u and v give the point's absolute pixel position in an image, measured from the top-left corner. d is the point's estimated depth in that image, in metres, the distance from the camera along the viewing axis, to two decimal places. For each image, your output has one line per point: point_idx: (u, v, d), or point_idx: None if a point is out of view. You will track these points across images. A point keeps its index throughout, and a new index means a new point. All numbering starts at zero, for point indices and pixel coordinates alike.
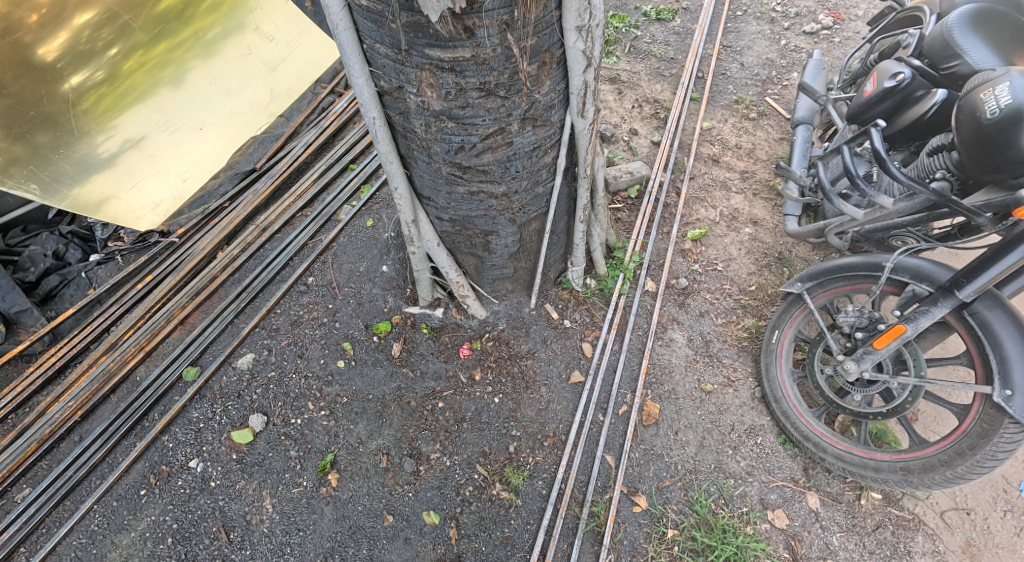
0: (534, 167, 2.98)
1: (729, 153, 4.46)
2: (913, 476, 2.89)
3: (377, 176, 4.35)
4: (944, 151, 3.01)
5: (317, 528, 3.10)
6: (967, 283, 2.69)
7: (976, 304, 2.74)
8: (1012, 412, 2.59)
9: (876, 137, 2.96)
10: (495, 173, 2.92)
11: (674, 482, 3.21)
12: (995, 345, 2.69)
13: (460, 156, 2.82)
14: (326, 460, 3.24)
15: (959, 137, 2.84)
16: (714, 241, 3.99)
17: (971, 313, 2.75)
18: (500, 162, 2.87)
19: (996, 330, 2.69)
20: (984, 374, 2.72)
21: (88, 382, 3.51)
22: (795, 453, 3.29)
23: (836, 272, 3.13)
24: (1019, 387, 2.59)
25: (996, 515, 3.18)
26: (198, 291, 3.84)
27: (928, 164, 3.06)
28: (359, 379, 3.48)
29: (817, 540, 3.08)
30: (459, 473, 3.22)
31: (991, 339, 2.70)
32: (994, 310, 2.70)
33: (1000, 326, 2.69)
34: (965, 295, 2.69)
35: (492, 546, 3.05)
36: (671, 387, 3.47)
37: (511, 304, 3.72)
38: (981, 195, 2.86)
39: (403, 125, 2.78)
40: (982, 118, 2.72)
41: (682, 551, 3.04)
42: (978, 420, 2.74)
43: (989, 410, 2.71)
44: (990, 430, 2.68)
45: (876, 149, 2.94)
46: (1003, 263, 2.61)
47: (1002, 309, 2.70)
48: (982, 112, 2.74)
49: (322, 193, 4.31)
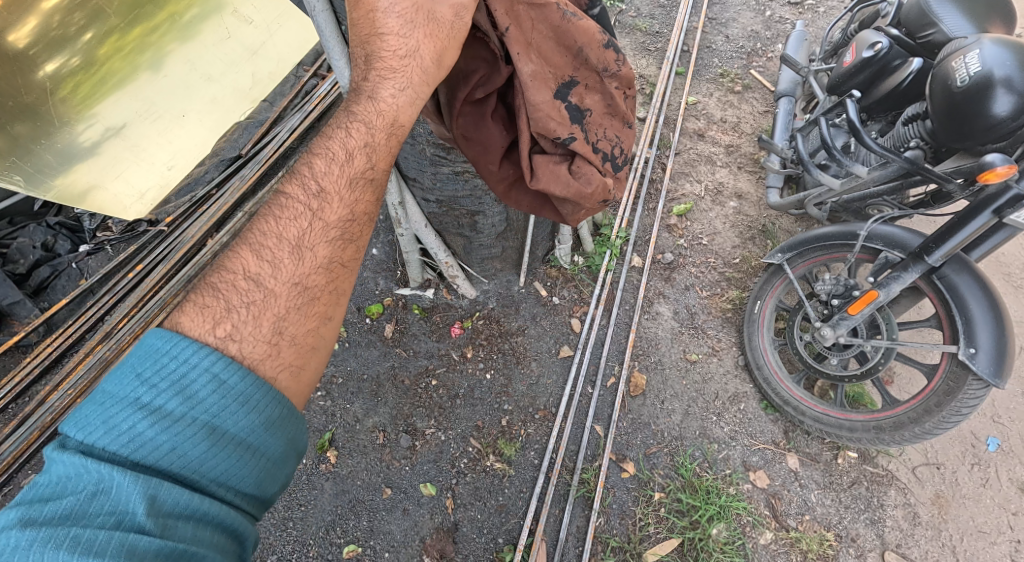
0: None
1: (715, 127, 4.49)
2: (885, 434, 3.02)
3: None
4: (918, 119, 3.08)
5: (319, 502, 3.24)
6: (936, 248, 2.75)
7: (946, 268, 2.84)
8: (976, 369, 2.70)
9: (851, 106, 2.94)
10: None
11: (660, 448, 3.36)
12: (962, 306, 2.80)
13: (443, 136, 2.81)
14: (325, 438, 3.35)
15: (932, 107, 2.91)
16: (700, 216, 4.06)
17: (939, 277, 2.86)
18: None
19: (962, 292, 2.80)
20: (951, 335, 2.83)
21: (86, 370, 3.48)
22: (776, 417, 3.44)
23: (814, 243, 3.21)
24: (982, 346, 2.71)
25: (964, 469, 3.36)
26: (191, 279, 3.83)
27: (903, 133, 3.15)
28: (353, 360, 3.57)
29: (795, 498, 3.27)
30: (454, 447, 3.35)
31: (958, 301, 2.81)
32: (961, 273, 2.81)
33: (966, 288, 2.80)
34: (934, 261, 2.77)
35: (487, 513, 3.20)
36: (658, 358, 3.59)
37: (500, 283, 3.78)
38: (952, 161, 2.94)
39: None
40: (953, 86, 2.77)
41: (668, 513, 3.21)
42: (946, 378, 2.85)
43: (955, 368, 2.82)
44: (956, 387, 2.80)
45: (852, 119, 2.90)
46: (970, 228, 2.66)
47: (968, 272, 2.81)
48: (953, 80, 2.78)
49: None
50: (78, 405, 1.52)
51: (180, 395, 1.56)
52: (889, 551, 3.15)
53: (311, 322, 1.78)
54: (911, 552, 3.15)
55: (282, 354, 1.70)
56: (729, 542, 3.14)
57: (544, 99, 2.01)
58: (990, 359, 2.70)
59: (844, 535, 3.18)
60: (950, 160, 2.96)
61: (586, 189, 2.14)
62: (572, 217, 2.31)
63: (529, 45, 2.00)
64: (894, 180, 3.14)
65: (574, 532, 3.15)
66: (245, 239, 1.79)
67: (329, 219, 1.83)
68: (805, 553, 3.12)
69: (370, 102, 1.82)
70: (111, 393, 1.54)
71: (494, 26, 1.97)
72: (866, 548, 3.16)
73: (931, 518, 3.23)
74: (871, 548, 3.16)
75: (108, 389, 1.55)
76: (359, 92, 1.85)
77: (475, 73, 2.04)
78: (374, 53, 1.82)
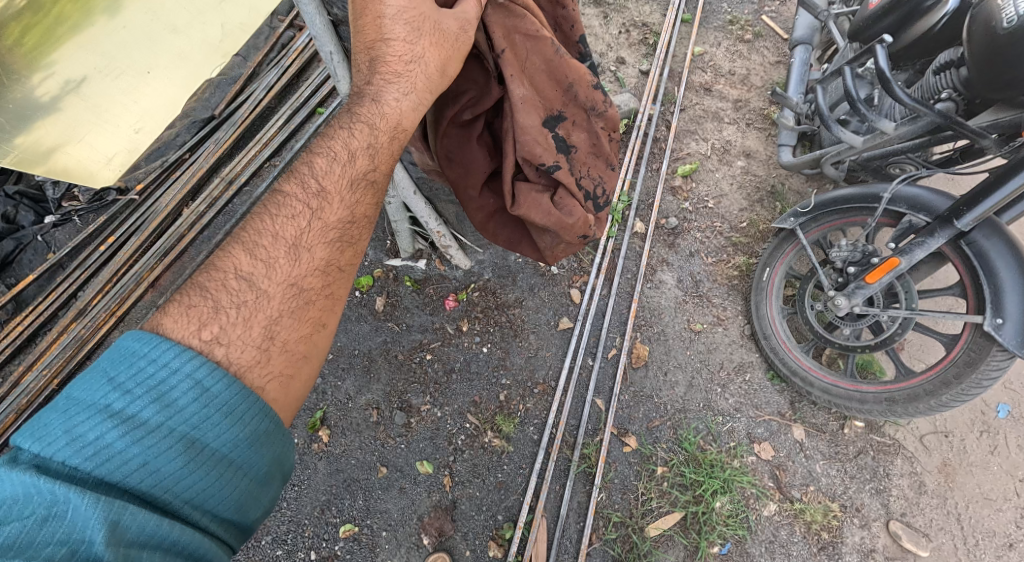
0: None
1: (722, 81, 4.26)
2: (897, 406, 2.92)
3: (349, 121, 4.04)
4: (952, 68, 2.87)
5: (312, 482, 3.13)
6: (966, 212, 2.61)
7: (975, 234, 2.71)
8: (1001, 340, 2.59)
9: (881, 54, 2.69)
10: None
11: (664, 421, 3.26)
12: (990, 274, 2.66)
13: None
14: (316, 417, 3.22)
15: (970, 51, 2.62)
16: (706, 176, 3.88)
17: (967, 242, 2.72)
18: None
19: (991, 258, 2.66)
20: (977, 305, 2.71)
21: (61, 350, 3.34)
22: (782, 388, 3.34)
23: (830, 206, 3.07)
24: (1010, 316, 2.58)
25: (973, 437, 3.28)
26: (167, 251, 3.62)
27: (935, 84, 2.95)
28: (343, 335, 3.41)
29: (800, 469, 3.19)
30: (451, 424, 3.23)
31: (986, 268, 2.67)
32: (991, 238, 2.67)
33: (996, 254, 2.66)
34: (963, 225, 2.63)
35: (486, 491, 3.10)
36: (661, 328, 3.46)
37: (496, 253, 3.60)
38: (988, 115, 2.78)
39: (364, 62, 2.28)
40: (998, 29, 2.45)
41: (671, 487, 3.14)
42: (966, 348, 2.75)
43: (978, 338, 2.72)
44: (978, 357, 2.70)
45: (880, 68, 2.67)
46: (1004, 191, 2.52)
47: (999, 238, 2.66)
48: (999, 21, 2.45)
49: (290, 141, 4.01)
50: (38, 411, 1.45)
51: (157, 404, 1.52)
52: (894, 520, 3.10)
53: (305, 329, 1.76)
54: (916, 522, 3.10)
55: (271, 359, 1.68)
56: (733, 515, 3.08)
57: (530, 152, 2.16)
58: (1017, 330, 2.57)
59: (849, 505, 3.13)
60: (986, 114, 2.79)
61: (566, 219, 2.24)
62: (548, 252, 2.43)
63: (522, 72, 2.16)
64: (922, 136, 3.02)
65: (575, 508, 3.07)
66: (237, 239, 1.77)
67: (330, 219, 1.84)
68: (809, 524, 3.06)
69: (375, 105, 1.89)
70: (78, 400, 1.49)
71: (491, 46, 2.13)
72: (870, 518, 3.10)
73: (937, 487, 3.17)
74: (876, 518, 3.11)
75: (75, 396, 1.49)
76: (362, 95, 1.92)
77: (464, 95, 2.18)
78: (380, 58, 1.91)
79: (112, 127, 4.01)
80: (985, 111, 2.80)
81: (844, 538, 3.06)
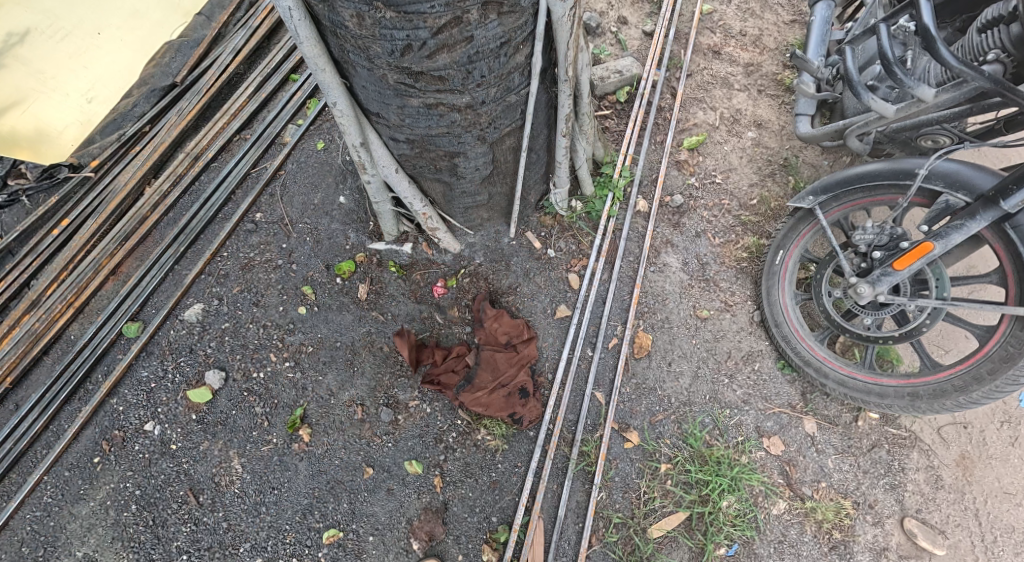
0: (503, 69, 2.46)
1: (732, 43, 3.93)
2: (921, 402, 2.70)
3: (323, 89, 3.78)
4: (999, 25, 2.59)
5: (293, 485, 2.91)
6: (1015, 192, 2.39)
7: (1021, 217, 2.44)
8: None
9: (924, 8, 2.41)
10: (455, 80, 2.39)
11: (668, 415, 3.03)
12: None
13: (407, 58, 2.26)
14: (296, 415, 3.00)
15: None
16: (714, 149, 3.59)
17: (1013, 226, 2.46)
18: (461, 65, 2.33)
19: None
20: (1017, 295, 2.48)
21: (14, 345, 3.15)
22: (792, 378, 3.11)
23: (856, 184, 2.79)
24: None
25: (993, 428, 3.01)
26: (128, 235, 3.38)
27: (978, 43, 2.65)
28: (324, 326, 3.18)
29: (811, 465, 2.95)
30: (441, 420, 3.01)
31: None
32: None
33: None
34: (1011, 206, 2.41)
35: (479, 491, 2.90)
36: (665, 316, 3.22)
37: (488, 235, 3.38)
38: None
39: (330, 18, 2.19)
40: None
41: (675, 485, 2.92)
42: (1003, 343, 2.52)
43: (1017, 332, 2.48)
44: (1016, 353, 2.46)
45: (924, 25, 2.37)
46: None
47: None
48: None
49: (260, 112, 3.74)
50: None
51: None
52: (909, 517, 2.85)
53: None
54: (932, 518, 2.85)
55: None
56: (740, 515, 2.86)
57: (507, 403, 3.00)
58: None
59: (862, 502, 2.88)
60: None
61: None
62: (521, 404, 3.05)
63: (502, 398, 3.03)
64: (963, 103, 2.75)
65: (573, 508, 2.87)
66: None
67: None
68: (820, 523, 2.83)
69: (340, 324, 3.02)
70: None
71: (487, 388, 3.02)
72: (884, 515, 2.86)
73: (955, 481, 2.92)
74: (890, 514, 2.86)
75: None
76: None
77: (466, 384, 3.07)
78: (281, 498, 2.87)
79: (66, 98, 3.79)
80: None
81: (856, 536, 2.82)
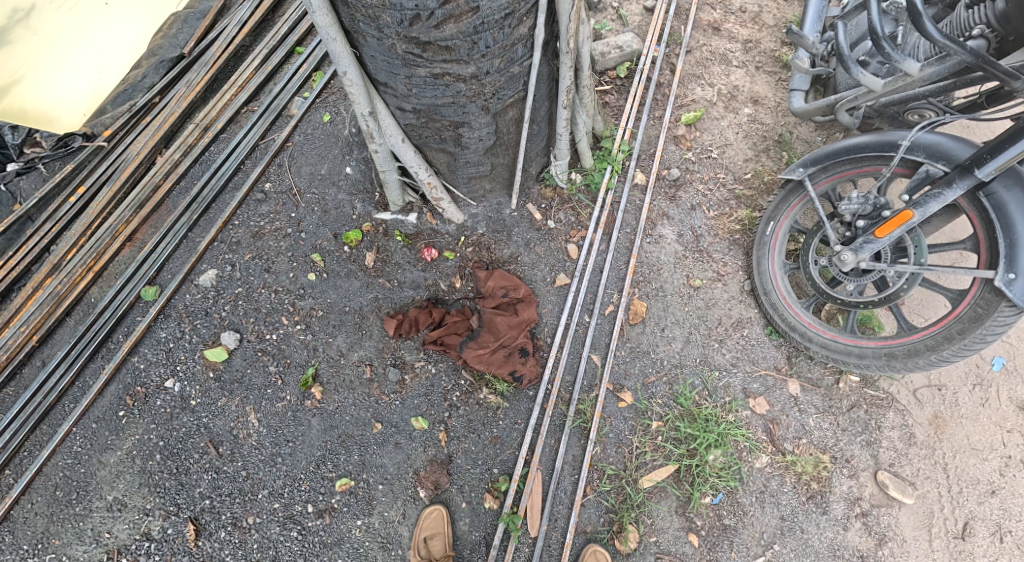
0: (507, 41, 2.55)
1: (732, 19, 4.00)
2: (897, 361, 2.87)
3: (330, 61, 3.88)
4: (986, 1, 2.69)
5: (306, 439, 3.11)
6: (989, 161, 2.52)
7: (994, 186, 2.59)
8: (1011, 295, 2.52)
9: None
10: (460, 51, 2.48)
11: (660, 377, 3.22)
12: (1007, 227, 2.57)
13: (415, 28, 2.35)
14: (308, 374, 3.17)
15: None
16: (711, 125, 3.69)
17: (987, 195, 2.61)
18: (466, 35, 2.42)
19: (1010, 211, 2.56)
20: (988, 260, 2.64)
21: (37, 306, 3.31)
22: (780, 343, 3.27)
23: (843, 155, 2.92)
24: (1022, 271, 2.51)
25: (966, 390, 3.17)
26: (142, 203, 3.50)
27: (965, 19, 2.75)
28: (333, 292, 3.33)
29: (793, 422, 3.14)
30: (445, 380, 3.19)
31: (1003, 222, 2.57)
32: (1012, 190, 2.56)
33: (1015, 207, 2.55)
34: (984, 175, 2.55)
35: (481, 445, 3.10)
36: (659, 284, 3.37)
37: (490, 206, 3.50)
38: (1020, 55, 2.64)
39: None
40: None
41: (665, 441, 3.12)
42: (973, 304, 2.69)
43: (987, 294, 2.65)
44: (984, 314, 2.64)
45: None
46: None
47: (1020, 189, 2.55)
48: None
49: (267, 84, 3.84)
50: None
51: None
52: (882, 470, 3.05)
53: None
54: (903, 472, 3.04)
55: None
56: (725, 467, 3.07)
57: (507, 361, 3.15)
58: None
59: (839, 457, 3.07)
60: (1017, 54, 2.65)
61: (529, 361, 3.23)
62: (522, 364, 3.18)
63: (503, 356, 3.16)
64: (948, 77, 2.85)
65: (570, 461, 3.08)
66: None
67: None
68: (799, 476, 3.04)
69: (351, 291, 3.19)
70: None
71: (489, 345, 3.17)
72: (859, 468, 3.06)
73: (927, 439, 3.09)
74: (865, 468, 3.05)
75: None
76: None
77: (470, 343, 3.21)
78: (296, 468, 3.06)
79: (76, 70, 3.95)
80: (1018, 50, 2.66)
81: (832, 487, 3.03)
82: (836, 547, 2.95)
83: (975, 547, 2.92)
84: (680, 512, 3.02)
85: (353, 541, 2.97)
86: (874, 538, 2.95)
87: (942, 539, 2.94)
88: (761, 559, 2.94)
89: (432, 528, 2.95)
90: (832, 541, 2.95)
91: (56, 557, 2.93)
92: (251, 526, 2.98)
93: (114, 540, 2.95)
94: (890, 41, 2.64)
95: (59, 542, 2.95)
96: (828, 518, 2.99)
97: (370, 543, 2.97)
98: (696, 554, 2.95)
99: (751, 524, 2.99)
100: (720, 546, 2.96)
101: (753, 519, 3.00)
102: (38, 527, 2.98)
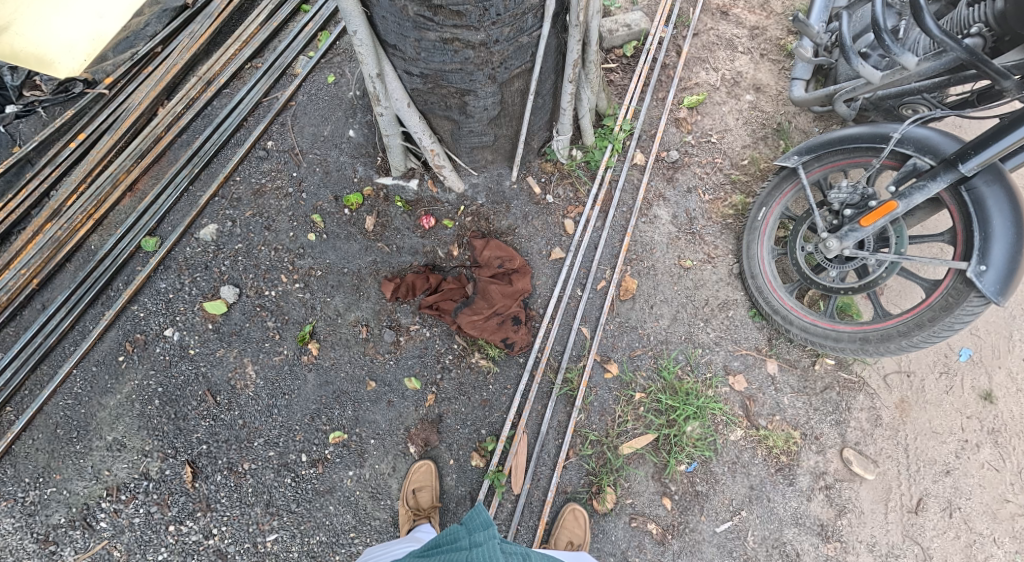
0: (518, 10, 2.54)
1: (741, 4, 4.00)
2: (870, 345, 2.99)
3: (335, 22, 3.88)
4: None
5: (302, 392, 3.22)
6: (973, 156, 2.60)
7: (974, 180, 2.69)
8: (981, 285, 2.65)
9: None
10: (471, 16, 2.47)
11: (646, 351, 3.34)
12: (983, 221, 2.67)
13: None
14: (305, 331, 3.26)
15: None
16: (712, 109, 3.73)
17: (967, 188, 2.71)
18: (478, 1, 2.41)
19: (987, 205, 2.66)
20: (962, 253, 2.75)
21: (37, 250, 3.35)
22: (761, 325, 3.40)
23: (837, 145, 2.99)
24: (993, 263, 2.63)
25: (932, 377, 3.32)
26: (143, 153, 3.54)
27: (965, 17, 2.79)
28: (332, 253, 3.39)
29: (769, 400, 3.29)
30: (439, 343, 3.30)
31: (980, 216, 2.68)
32: (991, 185, 2.66)
33: (993, 202, 2.66)
34: (967, 170, 2.63)
35: (470, 407, 3.23)
36: (651, 263, 3.46)
37: (490, 177, 3.55)
38: (1015, 55, 2.66)
39: None
40: None
41: (646, 411, 3.27)
42: (945, 294, 2.80)
43: (958, 285, 2.77)
44: (954, 303, 2.76)
45: None
46: (1013, 137, 2.51)
47: (999, 185, 2.65)
48: None
49: (272, 41, 3.86)
50: None
51: None
52: (848, 448, 3.23)
53: None
54: (867, 450, 3.23)
55: None
56: (701, 438, 3.23)
57: (504, 329, 3.25)
58: (998, 278, 2.63)
59: (809, 434, 3.25)
60: (1013, 54, 2.67)
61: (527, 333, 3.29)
62: (517, 333, 3.26)
63: (501, 324, 3.25)
64: (942, 75, 2.92)
65: (554, 426, 3.23)
66: None
67: None
68: (770, 449, 3.21)
69: None
70: None
71: (490, 310, 3.24)
72: (827, 445, 3.24)
73: (892, 421, 3.27)
74: (832, 445, 3.24)
75: None
76: None
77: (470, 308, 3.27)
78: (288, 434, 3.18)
79: (77, 14, 3.82)
80: (1013, 49, 2.69)
81: (800, 461, 3.21)
82: (799, 517, 3.15)
83: (926, 521, 3.13)
84: (655, 477, 3.19)
85: (344, 490, 3.12)
86: (834, 509, 3.16)
87: (897, 512, 3.15)
88: (728, 523, 3.14)
89: (420, 481, 3.10)
90: (796, 510, 3.16)
91: (57, 491, 3.05)
92: (246, 472, 3.12)
93: (113, 478, 3.07)
94: (892, 35, 2.65)
95: (60, 476, 3.07)
96: (793, 489, 3.18)
97: (361, 493, 3.12)
98: (668, 517, 3.14)
99: (722, 491, 3.18)
100: (691, 510, 3.15)
101: (724, 487, 3.18)
102: (39, 462, 3.09)
